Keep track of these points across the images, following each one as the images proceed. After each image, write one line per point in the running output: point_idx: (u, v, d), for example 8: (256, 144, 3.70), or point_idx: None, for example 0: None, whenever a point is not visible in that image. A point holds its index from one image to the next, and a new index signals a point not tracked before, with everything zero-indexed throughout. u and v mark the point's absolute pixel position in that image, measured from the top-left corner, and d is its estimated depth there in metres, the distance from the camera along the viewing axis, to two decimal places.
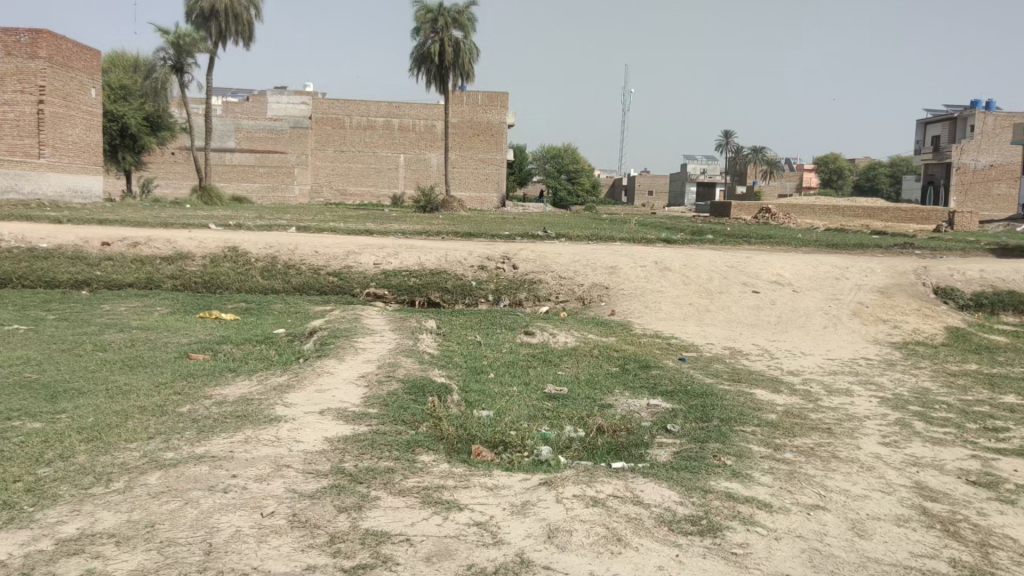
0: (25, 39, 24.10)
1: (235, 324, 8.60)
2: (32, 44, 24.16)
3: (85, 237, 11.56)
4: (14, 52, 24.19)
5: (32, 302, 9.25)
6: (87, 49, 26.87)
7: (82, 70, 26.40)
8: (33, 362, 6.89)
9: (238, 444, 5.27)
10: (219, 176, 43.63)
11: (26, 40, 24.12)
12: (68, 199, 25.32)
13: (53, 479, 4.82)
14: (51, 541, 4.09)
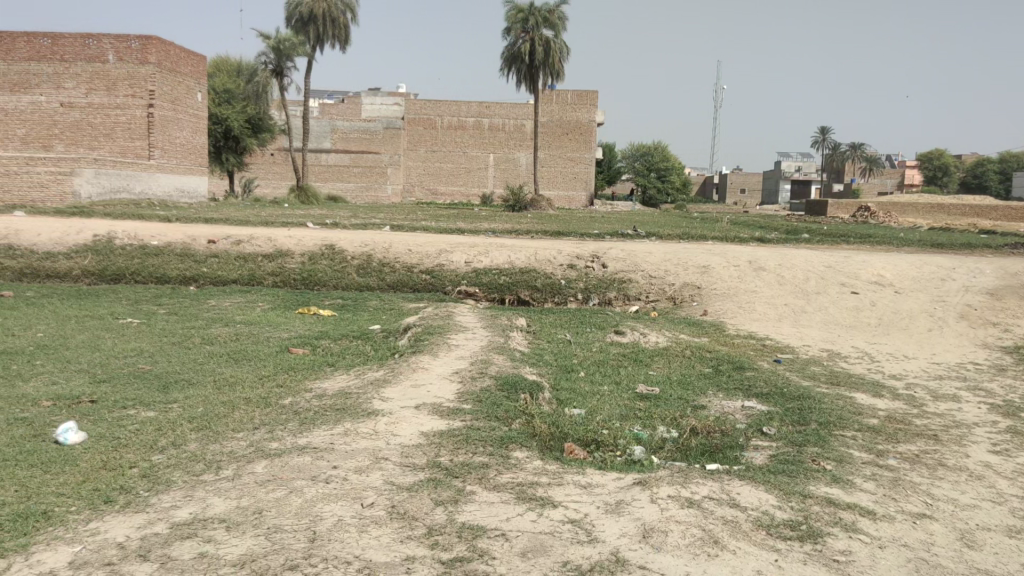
0: (136, 45, 25.29)
1: (332, 320, 8.85)
2: (142, 50, 25.34)
3: (192, 236, 12.07)
4: (125, 57, 25.39)
5: (145, 297, 9.74)
6: (195, 55, 28.03)
7: (188, 74, 27.56)
8: (146, 354, 7.25)
9: (338, 436, 5.44)
10: (316, 176, 44.36)
11: (137, 46, 25.33)
12: (176, 198, 26.78)
13: (167, 465, 5.07)
14: (166, 525, 4.32)
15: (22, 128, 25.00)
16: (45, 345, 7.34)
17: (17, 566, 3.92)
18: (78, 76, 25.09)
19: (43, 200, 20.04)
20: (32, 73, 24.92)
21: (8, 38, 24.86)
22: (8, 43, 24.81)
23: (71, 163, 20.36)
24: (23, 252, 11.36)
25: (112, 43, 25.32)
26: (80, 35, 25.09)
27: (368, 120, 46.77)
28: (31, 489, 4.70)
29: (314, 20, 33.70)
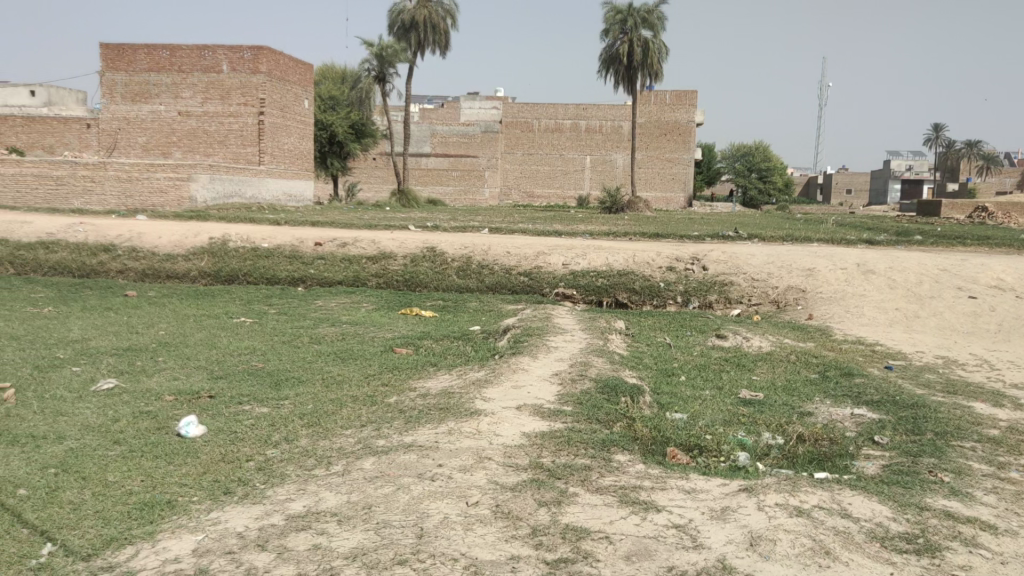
0: (248, 56, 26.27)
1: (434, 321, 9.02)
2: (253, 60, 26.32)
3: (300, 238, 12.51)
4: (238, 68, 26.42)
5: (257, 297, 10.16)
6: (303, 64, 28.96)
7: (296, 82, 28.52)
8: (259, 352, 7.57)
9: (443, 435, 5.55)
10: (417, 180, 45.45)
11: (249, 56, 26.34)
12: (284, 202, 27.49)
13: (281, 460, 5.29)
14: (281, 516, 4.50)
15: (142, 136, 26.58)
16: (166, 342, 7.74)
17: (145, 552, 4.16)
18: (194, 86, 26.34)
19: (162, 205, 21.06)
20: (152, 84, 26.32)
21: (129, 50, 26.20)
22: (129, 55, 26.16)
23: (188, 169, 21.15)
24: (146, 253, 12.03)
25: (227, 54, 26.33)
26: (196, 47, 26.28)
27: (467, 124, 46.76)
28: (156, 479, 4.98)
29: (415, 27, 34.35)
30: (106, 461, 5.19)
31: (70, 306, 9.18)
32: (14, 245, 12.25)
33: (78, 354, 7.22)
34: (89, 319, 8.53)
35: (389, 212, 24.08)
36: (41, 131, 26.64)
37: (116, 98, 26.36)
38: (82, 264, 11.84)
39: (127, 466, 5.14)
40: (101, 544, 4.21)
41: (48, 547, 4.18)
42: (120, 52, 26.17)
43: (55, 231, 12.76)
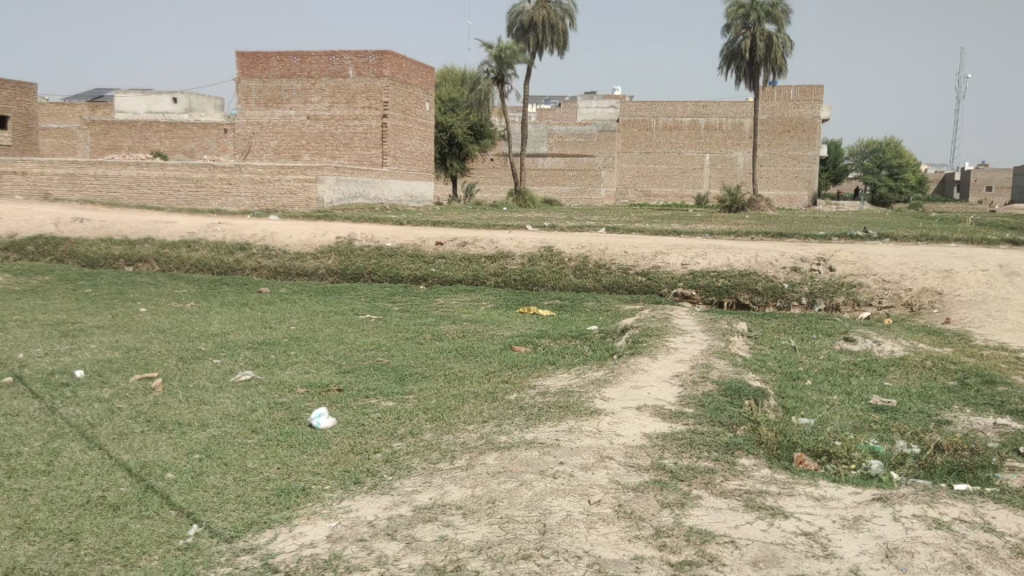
0: (372, 60, 27.03)
1: (552, 320, 9.07)
2: (378, 64, 27.02)
3: (422, 238, 12.82)
4: (363, 72, 27.20)
5: (380, 295, 10.46)
6: (424, 67, 29.56)
7: (418, 85, 29.14)
8: (383, 348, 7.82)
9: (563, 433, 5.59)
10: (532, 179, 45.58)
11: (374, 60, 27.04)
12: (405, 203, 28.09)
13: (406, 453, 5.45)
14: (409, 507, 4.64)
15: (275, 140, 27.85)
16: (297, 336, 8.10)
17: (283, 536, 4.37)
18: (322, 91, 27.32)
19: (293, 206, 22.08)
20: (284, 90, 27.51)
21: (263, 58, 27.29)
22: (263, 62, 27.28)
23: (315, 171, 21.73)
24: (278, 252, 12.61)
25: (352, 59, 27.17)
26: (325, 53, 27.12)
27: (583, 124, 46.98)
28: (291, 467, 5.23)
29: (535, 29, 34.63)
30: (245, 449, 5.48)
31: (209, 301, 9.73)
32: (159, 244, 13.05)
33: (218, 347, 7.65)
34: (227, 314, 9.01)
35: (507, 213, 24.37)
36: (183, 136, 29.29)
37: (251, 104, 27.82)
38: (220, 262, 12.50)
39: (265, 453, 5.42)
40: (242, 527, 4.46)
41: (194, 528, 4.45)
42: (254, 60, 27.35)
43: (195, 230, 13.53)
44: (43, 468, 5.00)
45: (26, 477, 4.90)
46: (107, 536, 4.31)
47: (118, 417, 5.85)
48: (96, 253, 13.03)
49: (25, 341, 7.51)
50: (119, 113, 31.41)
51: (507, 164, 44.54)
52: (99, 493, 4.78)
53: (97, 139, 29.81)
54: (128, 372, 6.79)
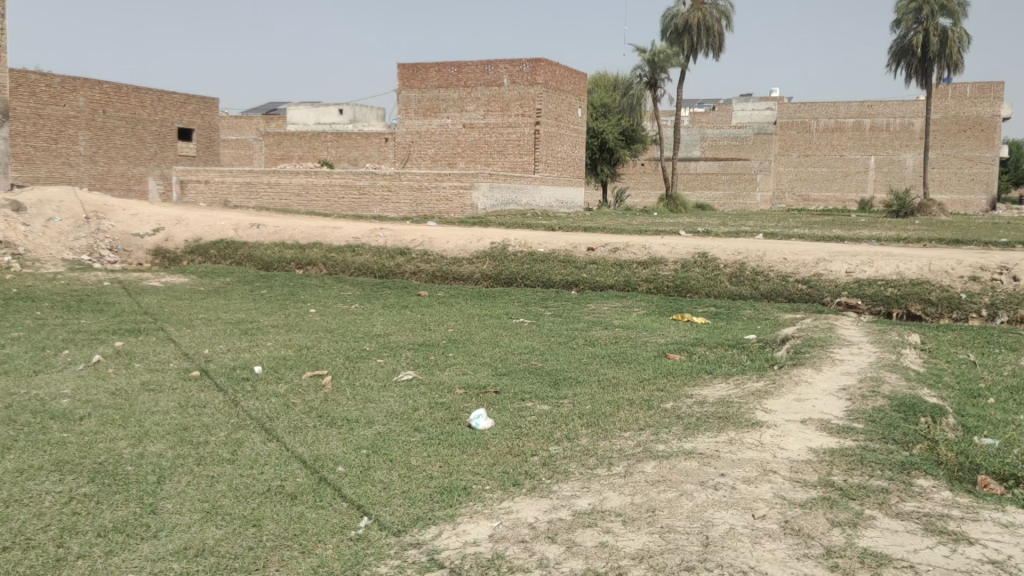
0: (527, 68, 27.22)
1: (706, 328, 8.90)
2: (532, 72, 27.20)
3: (574, 244, 12.93)
4: (518, 80, 27.45)
5: (534, 299, 10.60)
6: (578, 73, 29.48)
7: (571, 91, 29.10)
8: (537, 352, 7.91)
9: (724, 444, 5.47)
10: (686, 185, 45.16)
11: (528, 68, 27.23)
12: (556, 210, 28.08)
13: (563, 457, 5.49)
14: (569, 511, 4.67)
15: (432, 148, 28.81)
16: (455, 339, 8.32)
17: (447, 533, 4.51)
18: (478, 99, 27.94)
19: (448, 213, 22.52)
20: (441, 99, 28.43)
21: (423, 69, 28.55)
22: (422, 73, 28.45)
23: (470, 178, 22.13)
24: (436, 256, 13.02)
25: (507, 67, 27.50)
26: (481, 63, 27.79)
27: (739, 127, 45.38)
28: (453, 466, 5.38)
29: (690, 31, 34.06)
30: (409, 446, 5.69)
31: (373, 304, 10.15)
32: (327, 248, 13.78)
33: (381, 347, 7.97)
34: (390, 316, 9.37)
35: (659, 218, 24.08)
36: (348, 146, 30.89)
37: (411, 113, 28.90)
38: (382, 265, 13.03)
39: (428, 451, 5.60)
40: (409, 522, 4.63)
41: (364, 520, 4.66)
42: (415, 71, 28.61)
43: (359, 236, 14.18)
44: (228, 457, 5.37)
45: (213, 464, 5.27)
46: (286, 524, 4.57)
47: (293, 412, 6.21)
48: (270, 256, 13.88)
49: (210, 338, 8.10)
50: (289, 125, 33.64)
51: (658, 168, 43.96)
52: (278, 482, 5.08)
53: (271, 149, 32.15)
54: (301, 369, 7.20)
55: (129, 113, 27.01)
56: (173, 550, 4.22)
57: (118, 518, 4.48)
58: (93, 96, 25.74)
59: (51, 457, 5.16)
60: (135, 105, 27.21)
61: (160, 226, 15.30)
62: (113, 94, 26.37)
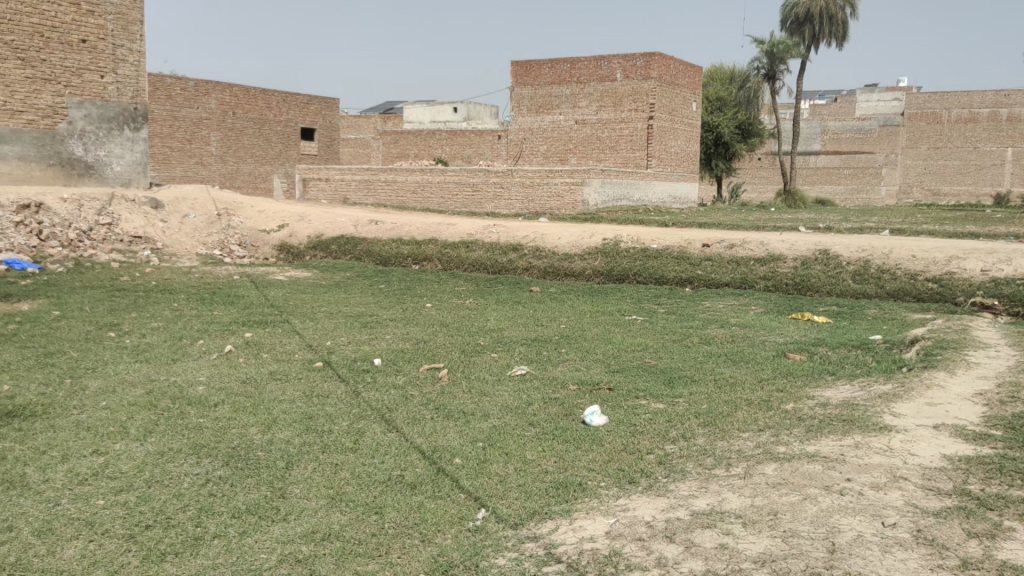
0: (640, 62, 26.76)
1: (828, 327, 8.61)
2: (646, 66, 26.70)
3: (689, 240, 12.75)
4: (631, 75, 27.08)
5: (647, 297, 10.50)
6: (693, 67, 28.88)
7: (686, 85, 28.52)
8: (651, 350, 7.83)
9: (849, 448, 5.27)
10: (805, 179, 43.15)
11: (641, 62, 26.77)
12: (668, 206, 27.38)
13: (680, 456, 5.41)
14: (687, 511, 4.61)
15: (543, 145, 29.16)
16: (568, 335, 8.34)
17: (564, 528, 4.52)
18: (591, 95, 27.87)
19: (560, 209, 22.50)
20: (554, 96, 28.65)
21: (536, 66, 28.83)
22: (535, 70, 28.77)
23: (582, 174, 22.03)
24: (548, 253, 13.08)
25: (621, 62, 27.17)
26: (594, 58, 27.68)
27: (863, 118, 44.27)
28: (567, 462, 5.39)
29: (811, 20, 33.08)
30: (524, 440, 5.73)
31: (486, 299, 10.27)
32: (441, 245, 14.03)
33: (496, 342, 8.07)
34: (503, 311, 9.47)
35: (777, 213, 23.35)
36: (462, 144, 31.47)
37: (523, 111, 29.38)
38: (495, 261, 13.15)
39: (543, 446, 5.64)
40: (526, 515, 4.66)
41: (482, 512, 4.72)
42: (527, 68, 28.97)
43: (473, 232, 14.42)
44: (351, 446, 5.55)
45: (337, 452, 5.46)
46: (406, 513, 4.69)
47: (411, 403, 6.37)
48: (387, 251, 14.24)
49: (332, 330, 8.39)
50: (406, 123, 34.59)
51: (776, 162, 42.71)
52: (398, 472, 5.22)
53: (388, 148, 33.20)
54: (418, 362, 7.37)
55: (256, 114, 28.23)
56: (302, 533, 4.39)
57: (251, 501, 4.71)
58: (224, 98, 27.00)
59: (189, 440, 5.46)
60: (261, 106, 28.41)
61: (285, 223, 15.96)
62: (242, 96, 27.58)
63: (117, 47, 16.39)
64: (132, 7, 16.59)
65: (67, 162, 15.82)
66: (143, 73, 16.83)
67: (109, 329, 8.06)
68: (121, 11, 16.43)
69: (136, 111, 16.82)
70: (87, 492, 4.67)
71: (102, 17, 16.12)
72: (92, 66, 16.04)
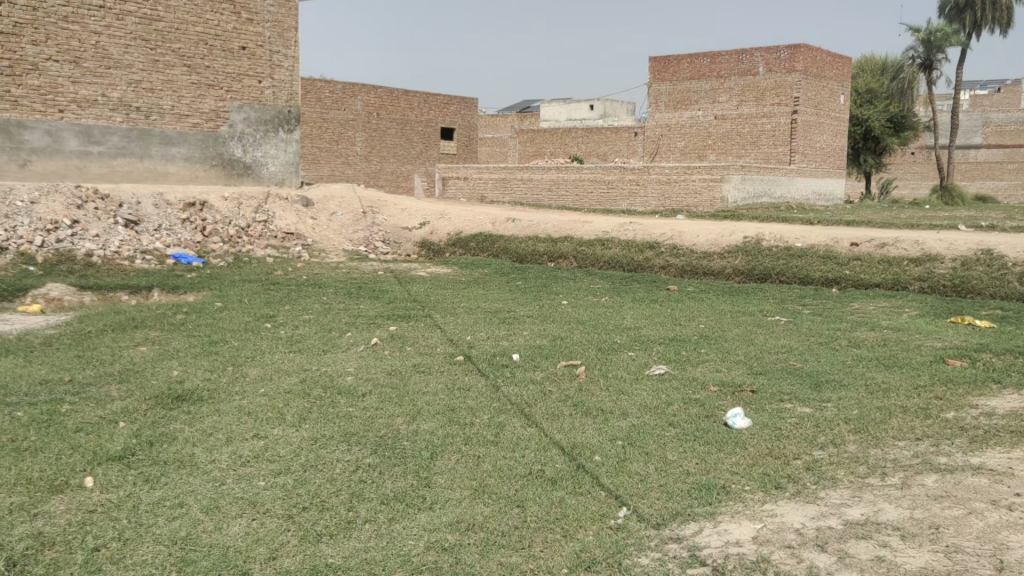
0: (785, 55, 25.89)
1: (992, 332, 8.05)
2: (791, 58, 25.80)
3: (836, 238, 12.24)
4: (775, 68, 26.22)
5: (791, 297, 10.16)
6: (841, 58, 27.64)
7: (833, 78, 27.33)
8: (796, 352, 7.57)
9: (1018, 461, 4.92)
10: (964, 175, 40.15)
11: (786, 55, 25.89)
12: (812, 202, 25.97)
13: (829, 463, 5.20)
14: (839, 520, 4.42)
15: (681, 141, 28.78)
16: (707, 335, 8.17)
17: (708, 530, 4.43)
18: (732, 90, 27.24)
19: (697, 206, 22.09)
20: (693, 91, 28.24)
21: (675, 61, 28.51)
22: (674, 65, 28.45)
23: (721, 171, 21.48)
24: (686, 251, 12.88)
25: (764, 56, 26.37)
26: (736, 52, 27.05)
27: None
28: (710, 464, 5.28)
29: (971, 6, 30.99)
30: (664, 440, 5.65)
31: (623, 297, 10.21)
32: (576, 243, 14.05)
33: (633, 340, 8.00)
34: (639, 310, 9.38)
35: (933, 210, 21.97)
36: (598, 141, 31.40)
37: (661, 107, 29.12)
38: (632, 259, 13.03)
39: (683, 447, 5.55)
40: (668, 516, 4.60)
41: (623, 510, 4.69)
42: (666, 64, 28.71)
43: (609, 229, 14.38)
44: (492, 439, 5.64)
45: (479, 445, 5.56)
46: (548, 508, 4.72)
47: (550, 399, 6.41)
48: (524, 249, 14.36)
49: (472, 325, 8.56)
50: (543, 122, 34.91)
51: (931, 157, 40.39)
52: (538, 466, 5.26)
53: (525, 146, 33.57)
54: (556, 359, 7.40)
55: (399, 115, 29.10)
56: (447, 523, 4.50)
57: (398, 489, 4.86)
58: (369, 100, 27.97)
59: (340, 428, 5.70)
60: (404, 107, 29.26)
61: (426, 220, 16.42)
62: (386, 98, 28.47)
63: (274, 53, 17.33)
64: (288, 15, 17.48)
65: (228, 163, 16.86)
66: (297, 78, 17.71)
67: (265, 321, 8.53)
68: (278, 19, 17.36)
69: (290, 114, 17.76)
70: (250, 473, 4.95)
71: (260, 25, 17.05)
72: (251, 71, 17.02)
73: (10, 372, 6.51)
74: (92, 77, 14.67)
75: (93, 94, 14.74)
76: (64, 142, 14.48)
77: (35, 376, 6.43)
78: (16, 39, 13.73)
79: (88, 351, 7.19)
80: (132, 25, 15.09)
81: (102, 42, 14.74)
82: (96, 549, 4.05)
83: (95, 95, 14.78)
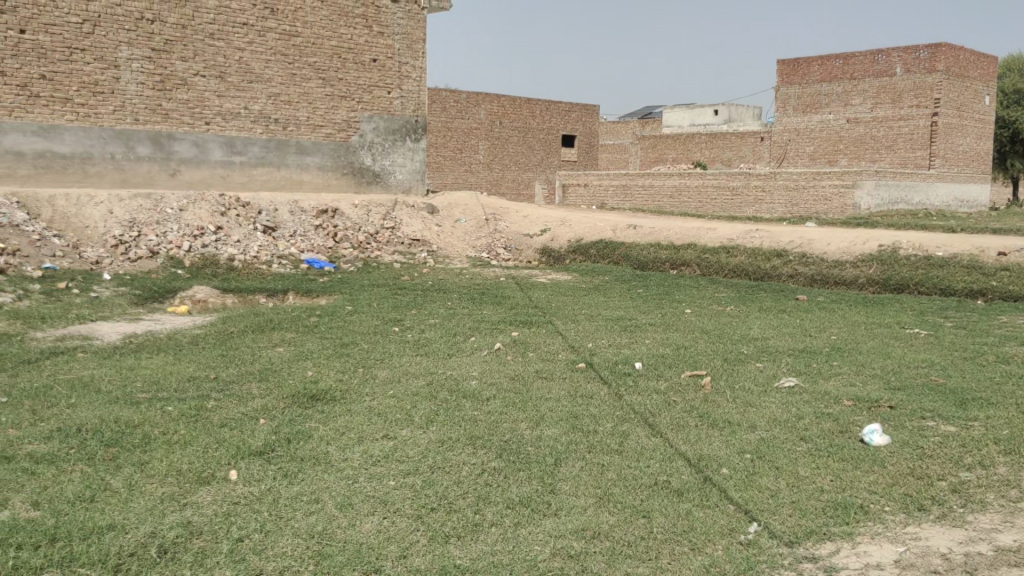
0: (925, 55, 24.66)
1: None
2: (931, 58, 24.55)
3: (982, 247, 11.54)
4: (913, 68, 25.02)
5: (931, 308, 9.65)
6: (986, 57, 26.09)
7: (977, 78, 25.81)
8: (937, 366, 7.17)
9: None
10: None
11: (926, 55, 24.66)
12: (953, 208, 24.63)
13: (977, 485, 4.89)
14: (989, 547, 4.18)
15: (810, 146, 27.85)
16: (839, 347, 7.86)
17: (846, 551, 4.25)
18: (865, 92, 26.17)
19: (827, 213, 21.24)
20: (823, 94, 27.28)
21: (805, 64, 27.67)
22: (804, 68, 27.62)
23: (854, 176, 20.64)
24: (816, 259, 12.44)
25: (902, 56, 25.22)
26: (871, 52, 25.95)
27: None
28: (846, 481, 5.05)
29: None
30: (795, 455, 5.46)
31: (749, 306, 9.96)
32: (700, 250, 13.80)
33: (760, 351, 7.77)
34: (767, 319, 9.12)
35: None
36: (721, 146, 30.77)
37: (789, 111, 28.27)
38: (758, 267, 12.68)
39: (816, 462, 5.34)
40: (802, 534, 4.43)
41: (754, 526, 4.54)
42: (796, 67, 27.94)
43: (735, 236, 14.06)
44: (616, 447, 5.60)
45: (603, 453, 5.53)
46: (674, 519, 4.63)
47: (674, 409, 6.30)
48: (646, 256, 14.23)
49: (594, 332, 8.53)
50: (665, 127, 34.51)
51: None
52: (664, 477, 5.18)
53: (646, 152, 33.24)
54: (681, 368, 7.28)
55: (521, 122, 29.39)
56: (573, 530, 4.49)
57: (523, 494, 4.89)
58: (492, 108, 28.36)
59: (466, 431, 5.79)
60: (526, 115, 29.56)
61: (547, 227, 16.51)
62: (509, 106, 28.80)
63: (403, 65, 17.85)
64: (417, 27, 17.99)
65: (358, 171, 17.50)
66: (424, 88, 18.19)
67: (394, 324, 8.79)
68: (408, 32, 17.87)
69: (417, 123, 18.28)
70: (380, 473, 5.09)
71: (390, 37, 17.58)
72: (381, 82, 17.58)
73: (162, 369, 6.93)
74: (236, 91, 15.48)
75: (235, 107, 15.55)
76: (209, 152, 15.34)
77: (184, 373, 6.83)
78: (167, 56, 14.58)
79: (231, 350, 7.59)
80: (272, 40, 15.86)
81: (245, 58, 15.55)
82: (240, 539, 4.25)
83: (238, 108, 15.59)
